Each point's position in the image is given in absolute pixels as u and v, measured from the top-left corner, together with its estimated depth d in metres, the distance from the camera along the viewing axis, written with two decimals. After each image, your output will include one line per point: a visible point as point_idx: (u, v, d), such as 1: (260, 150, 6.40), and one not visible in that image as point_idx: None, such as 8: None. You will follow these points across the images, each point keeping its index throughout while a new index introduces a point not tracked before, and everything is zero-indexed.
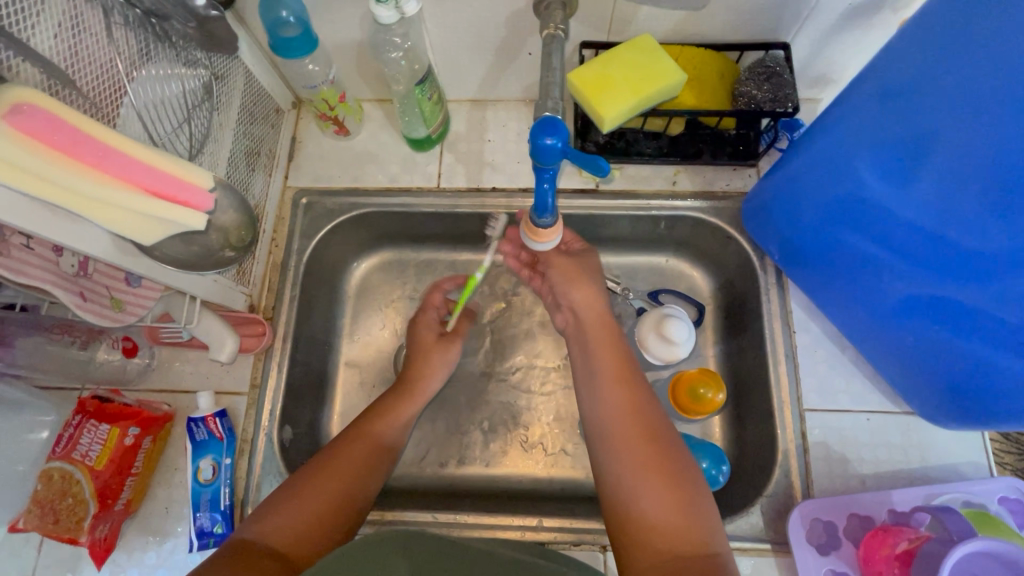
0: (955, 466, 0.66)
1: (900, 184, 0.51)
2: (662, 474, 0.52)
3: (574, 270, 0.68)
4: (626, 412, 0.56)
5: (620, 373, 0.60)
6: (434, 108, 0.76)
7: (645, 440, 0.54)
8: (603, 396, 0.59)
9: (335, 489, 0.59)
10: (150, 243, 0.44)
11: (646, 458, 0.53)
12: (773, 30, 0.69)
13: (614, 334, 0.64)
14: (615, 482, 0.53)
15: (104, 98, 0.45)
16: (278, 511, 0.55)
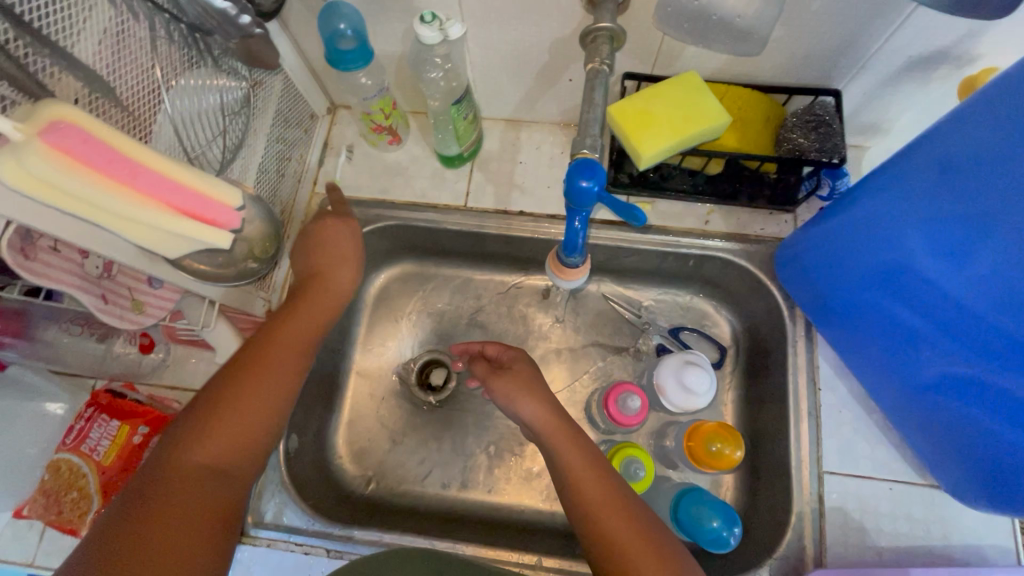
0: (978, 548, 0.63)
1: (956, 264, 0.48)
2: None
3: (517, 385, 0.62)
4: (617, 517, 0.52)
5: (597, 473, 0.55)
6: (469, 127, 0.75)
7: (645, 547, 0.50)
8: (587, 504, 0.53)
9: (267, 388, 0.53)
10: (172, 256, 0.43)
11: (652, 570, 0.49)
12: (826, 77, 0.67)
13: (575, 432, 0.58)
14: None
15: (141, 106, 0.44)
16: (215, 434, 0.49)
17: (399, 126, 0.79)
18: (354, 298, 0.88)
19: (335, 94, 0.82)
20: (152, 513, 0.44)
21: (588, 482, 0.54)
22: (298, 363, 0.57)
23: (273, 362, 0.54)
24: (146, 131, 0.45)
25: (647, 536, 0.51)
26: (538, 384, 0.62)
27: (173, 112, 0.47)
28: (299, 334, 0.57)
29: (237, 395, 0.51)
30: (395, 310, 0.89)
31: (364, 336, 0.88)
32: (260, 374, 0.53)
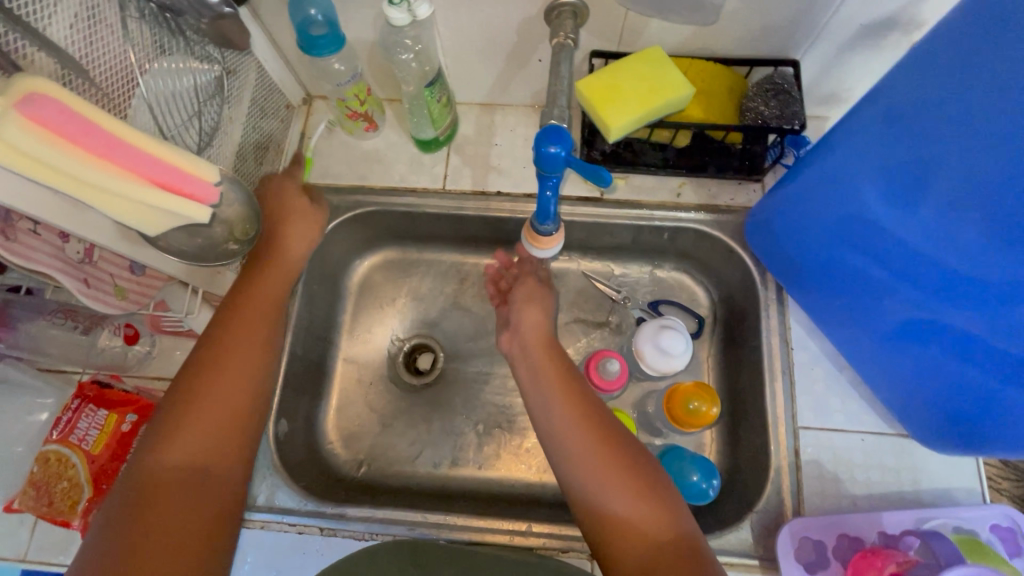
0: (947, 491, 0.66)
1: (904, 208, 0.50)
2: (633, 496, 0.51)
3: (530, 294, 0.73)
4: (587, 436, 0.55)
5: (572, 396, 0.59)
6: (443, 110, 0.77)
7: (611, 462, 0.53)
8: (560, 425, 0.57)
9: (231, 387, 0.55)
10: (154, 232, 0.44)
11: (615, 481, 0.52)
12: (783, 48, 0.69)
13: (562, 361, 0.63)
14: (587, 508, 0.52)
15: (116, 89, 0.45)
16: (178, 437, 0.52)
17: (375, 113, 0.80)
18: (339, 286, 0.89)
19: (310, 85, 0.83)
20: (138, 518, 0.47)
21: (564, 405, 0.58)
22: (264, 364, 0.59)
23: (233, 362, 0.57)
24: (121, 112, 0.46)
25: (618, 451, 0.54)
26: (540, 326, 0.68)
27: (147, 93, 0.48)
28: (257, 326, 0.60)
29: (196, 395, 0.54)
30: (379, 297, 0.90)
31: (350, 323, 0.89)
32: (222, 385, 0.55)
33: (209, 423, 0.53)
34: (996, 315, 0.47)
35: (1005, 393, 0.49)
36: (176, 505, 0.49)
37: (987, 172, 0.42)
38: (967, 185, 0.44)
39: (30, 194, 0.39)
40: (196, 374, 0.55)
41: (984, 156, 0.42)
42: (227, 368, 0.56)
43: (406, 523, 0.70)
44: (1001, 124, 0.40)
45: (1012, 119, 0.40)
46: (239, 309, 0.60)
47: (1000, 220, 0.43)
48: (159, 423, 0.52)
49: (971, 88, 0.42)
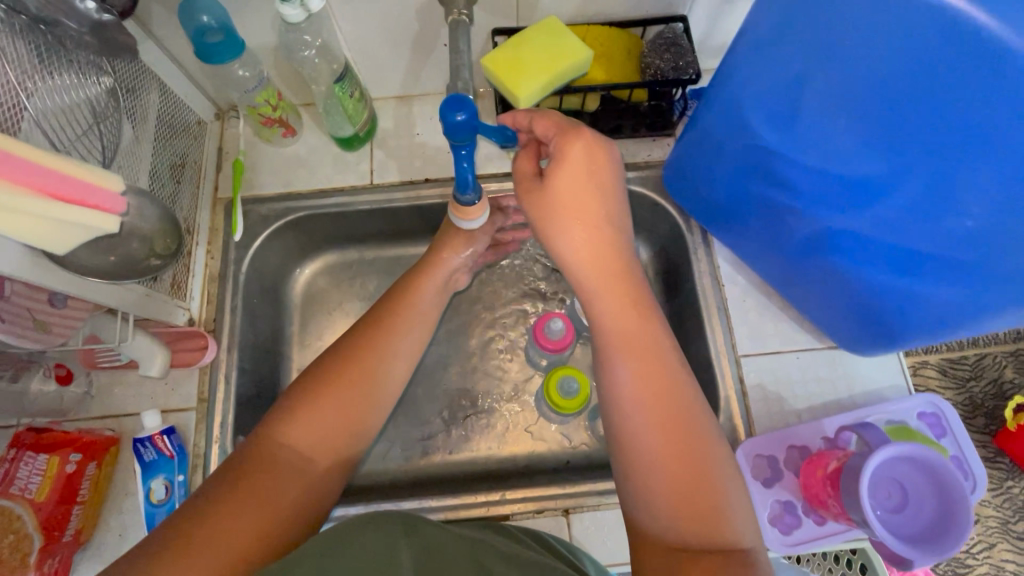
0: (879, 391, 0.72)
1: (786, 130, 0.54)
2: (675, 445, 0.46)
3: (575, 183, 0.51)
4: (645, 368, 0.49)
5: (630, 316, 0.51)
6: (358, 105, 0.77)
7: (657, 400, 0.48)
8: (611, 345, 0.50)
9: (344, 416, 0.55)
10: (65, 251, 0.44)
11: (655, 420, 0.47)
12: (670, 5, 0.74)
13: (618, 268, 0.52)
14: (620, 440, 0.49)
15: (5, 108, 0.45)
16: (295, 424, 0.53)
17: (290, 118, 0.80)
18: (282, 298, 0.87)
19: (219, 99, 0.82)
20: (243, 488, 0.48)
21: (619, 323, 0.51)
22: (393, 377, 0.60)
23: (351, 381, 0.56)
24: (15, 129, 0.46)
25: (669, 390, 0.48)
26: (590, 200, 0.51)
27: (36, 112, 0.47)
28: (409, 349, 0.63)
29: (322, 389, 0.55)
30: (325, 303, 0.90)
31: (300, 332, 0.88)
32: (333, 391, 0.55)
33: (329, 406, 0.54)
34: (907, 218, 0.50)
35: (918, 281, 0.54)
36: (269, 496, 0.48)
37: (878, 70, 0.45)
38: (847, 94, 0.48)
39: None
40: (346, 357, 0.58)
41: (852, 64, 0.46)
42: (358, 379, 0.57)
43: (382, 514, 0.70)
44: (883, 29, 0.43)
45: (880, 29, 0.43)
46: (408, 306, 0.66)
47: (936, 118, 0.44)
48: (291, 411, 0.53)
49: (814, 9, 0.46)
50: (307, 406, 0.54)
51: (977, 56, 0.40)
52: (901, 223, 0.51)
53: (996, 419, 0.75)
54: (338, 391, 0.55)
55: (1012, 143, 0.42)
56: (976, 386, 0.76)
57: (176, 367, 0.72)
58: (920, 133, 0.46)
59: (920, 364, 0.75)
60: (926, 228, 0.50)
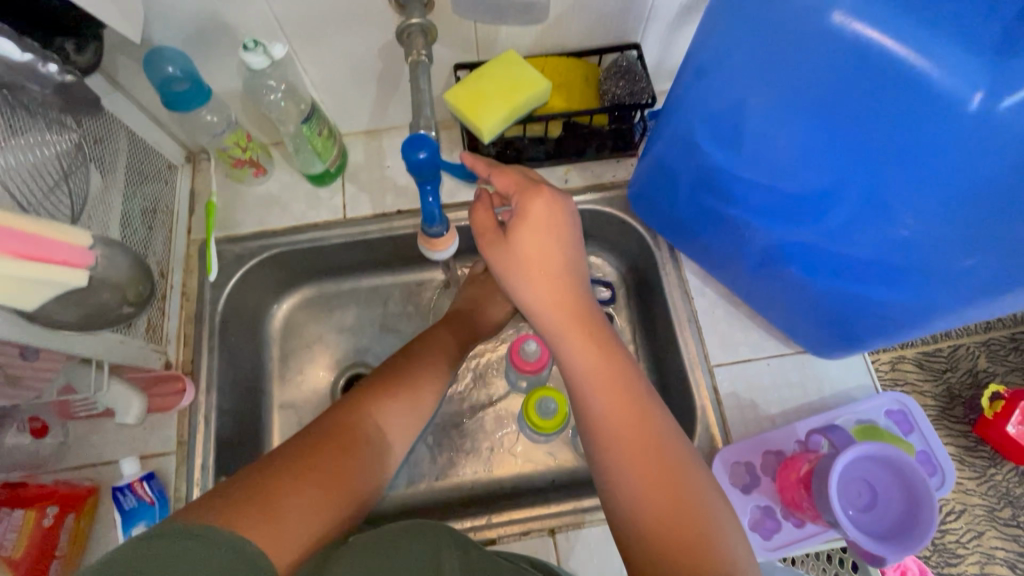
0: (848, 392, 0.74)
1: (735, 150, 0.57)
2: (657, 477, 0.47)
3: (540, 242, 0.54)
4: (619, 407, 0.50)
5: (598, 356, 0.52)
6: (327, 143, 0.79)
7: (631, 432, 0.49)
8: (584, 386, 0.52)
9: (420, 403, 0.61)
10: (30, 308, 0.44)
11: (633, 456, 0.48)
12: (622, 34, 0.77)
13: (583, 311, 0.53)
14: (603, 476, 0.50)
15: None
16: (385, 402, 0.57)
17: (261, 157, 0.81)
18: (261, 334, 0.88)
19: (189, 142, 0.84)
20: (333, 458, 0.49)
21: (590, 365, 0.52)
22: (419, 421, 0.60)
23: (425, 380, 0.63)
24: None
25: (641, 427, 0.49)
26: (550, 253, 0.54)
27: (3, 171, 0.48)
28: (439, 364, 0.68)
29: (402, 381, 0.61)
30: (305, 336, 0.90)
31: (280, 368, 0.88)
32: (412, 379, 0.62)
33: (395, 406, 0.58)
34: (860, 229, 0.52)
35: (880, 291, 0.57)
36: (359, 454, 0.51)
37: (816, 96, 0.47)
38: (784, 114, 0.50)
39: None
40: (396, 374, 0.62)
41: (785, 89, 0.49)
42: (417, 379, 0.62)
43: None
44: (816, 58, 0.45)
45: (813, 59, 0.46)
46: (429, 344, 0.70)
47: (870, 136, 0.47)
48: (370, 390, 0.58)
49: (744, 40, 0.49)
50: (382, 402, 0.57)
51: (892, 79, 0.43)
52: (855, 236, 0.53)
53: (974, 409, 0.78)
54: (401, 397, 0.59)
55: (944, 159, 0.44)
56: (952, 377, 0.80)
57: (154, 411, 0.72)
58: (859, 158, 0.48)
59: (897, 359, 0.79)
60: (872, 237, 0.52)
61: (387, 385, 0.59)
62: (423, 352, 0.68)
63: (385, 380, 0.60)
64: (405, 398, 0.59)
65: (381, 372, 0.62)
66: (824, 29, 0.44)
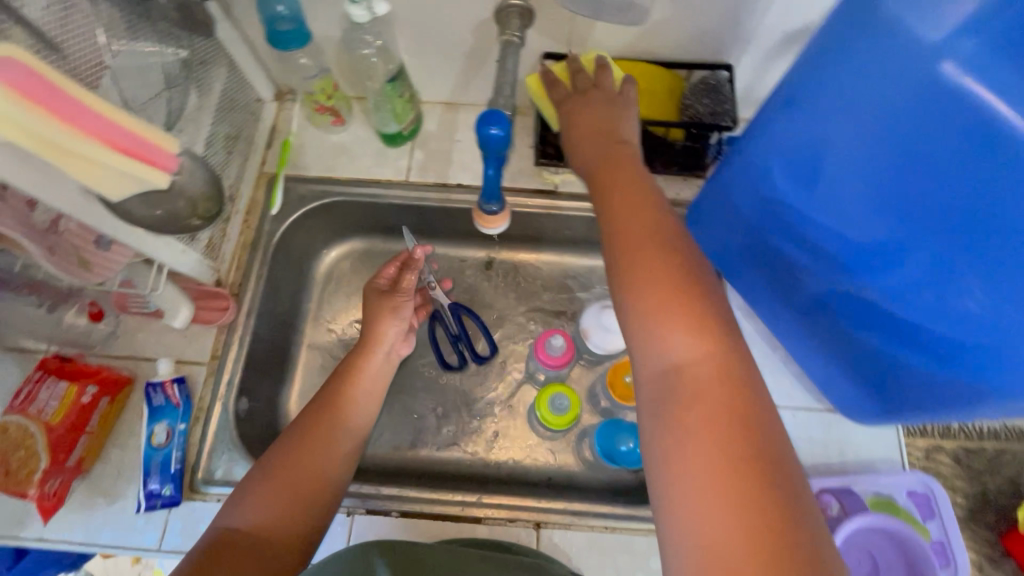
0: (871, 462, 0.71)
1: (805, 188, 0.55)
2: (731, 427, 0.37)
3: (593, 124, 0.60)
4: (692, 325, 0.43)
5: (669, 274, 0.46)
6: (406, 106, 0.82)
7: (708, 376, 0.40)
8: (645, 309, 0.44)
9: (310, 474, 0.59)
10: (118, 198, 0.48)
11: (704, 393, 0.39)
12: (717, 53, 0.76)
13: (663, 239, 0.48)
14: (665, 425, 0.39)
15: (88, 69, 0.49)
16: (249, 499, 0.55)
17: (342, 109, 0.85)
18: (306, 274, 0.92)
19: (280, 81, 0.88)
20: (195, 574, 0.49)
21: (653, 281, 0.45)
22: (327, 485, 0.59)
23: (314, 442, 0.61)
24: (94, 84, 0.50)
25: (718, 370, 0.40)
26: (626, 164, 0.56)
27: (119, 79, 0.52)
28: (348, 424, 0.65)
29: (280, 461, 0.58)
30: (345, 285, 0.93)
31: (316, 310, 0.92)
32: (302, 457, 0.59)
33: (274, 496, 0.56)
34: (917, 289, 0.51)
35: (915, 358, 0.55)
36: None
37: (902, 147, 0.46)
38: (865, 161, 0.49)
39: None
40: (276, 461, 0.59)
41: (873, 134, 0.47)
42: (308, 450, 0.60)
43: (358, 494, 0.72)
44: (913, 107, 0.44)
45: (908, 109, 0.44)
46: (325, 411, 0.65)
47: (942, 195, 0.45)
48: (245, 489, 0.57)
49: (844, 80, 0.47)
50: (240, 504, 0.55)
51: (986, 144, 0.41)
52: (908, 296, 0.52)
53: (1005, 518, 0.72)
54: (270, 480, 0.57)
55: (999, 228, 0.43)
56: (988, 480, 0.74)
57: (197, 323, 0.76)
58: (931, 215, 0.47)
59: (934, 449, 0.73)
60: (931, 300, 0.50)
61: (270, 471, 0.58)
62: (325, 406, 0.65)
63: (268, 465, 0.58)
64: (275, 493, 0.56)
65: (267, 458, 0.59)
66: (927, 78, 0.42)
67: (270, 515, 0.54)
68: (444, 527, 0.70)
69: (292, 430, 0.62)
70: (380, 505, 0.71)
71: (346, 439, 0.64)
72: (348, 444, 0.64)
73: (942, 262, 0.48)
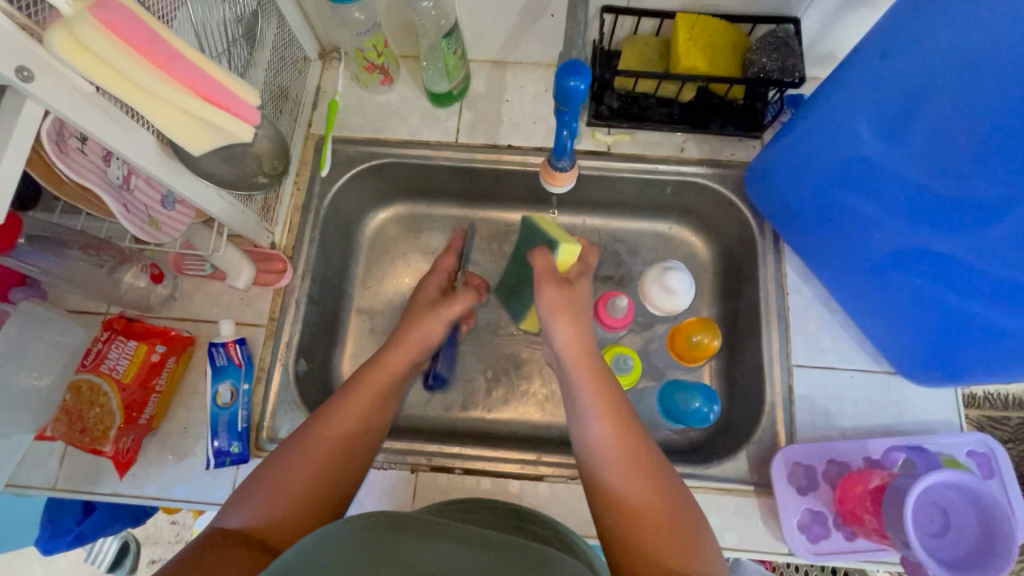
0: (929, 424, 0.71)
1: (895, 138, 0.55)
2: (666, 527, 0.49)
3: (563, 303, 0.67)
4: (652, 510, 0.50)
5: (613, 412, 0.58)
6: (458, 63, 0.79)
7: (625, 451, 0.55)
8: (609, 467, 0.54)
9: (324, 469, 0.55)
10: (198, 152, 0.48)
11: (635, 482, 0.53)
12: (785, 5, 0.73)
13: (606, 374, 0.61)
14: (620, 524, 0.50)
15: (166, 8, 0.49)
16: (252, 497, 0.52)
17: (390, 67, 0.83)
18: (353, 238, 0.91)
19: (324, 39, 0.86)
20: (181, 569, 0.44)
21: (610, 441, 0.56)
22: (347, 484, 0.56)
23: (330, 435, 0.57)
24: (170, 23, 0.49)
25: (637, 454, 0.55)
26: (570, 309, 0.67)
27: (190, 9, 0.52)
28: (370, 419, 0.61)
29: (291, 457, 0.55)
30: (391, 249, 0.93)
31: (363, 274, 0.92)
32: (317, 449, 0.56)
33: (276, 492, 0.52)
34: (1004, 248, 0.50)
35: (990, 313, 0.54)
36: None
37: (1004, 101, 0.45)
38: (964, 115, 0.48)
39: (78, 105, 0.43)
40: (287, 457, 0.55)
41: (977, 86, 0.46)
42: (328, 442, 0.57)
43: (420, 453, 0.74)
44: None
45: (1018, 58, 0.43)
46: (332, 421, 0.59)
47: None
48: (254, 482, 0.53)
49: (954, 27, 0.46)
50: (243, 503, 0.52)
51: None
52: (999, 254, 0.50)
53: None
54: (268, 487, 0.53)
55: None
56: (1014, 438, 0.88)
57: (256, 285, 0.77)
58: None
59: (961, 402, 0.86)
60: (1014, 257, 0.49)
61: (279, 468, 0.54)
62: (345, 397, 0.62)
63: (278, 460, 0.55)
64: (282, 490, 0.52)
65: (280, 453, 0.56)
66: None
67: (271, 513, 0.51)
68: (509, 482, 0.72)
69: (306, 424, 0.59)
70: (444, 462, 0.73)
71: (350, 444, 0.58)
72: (353, 453, 0.58)
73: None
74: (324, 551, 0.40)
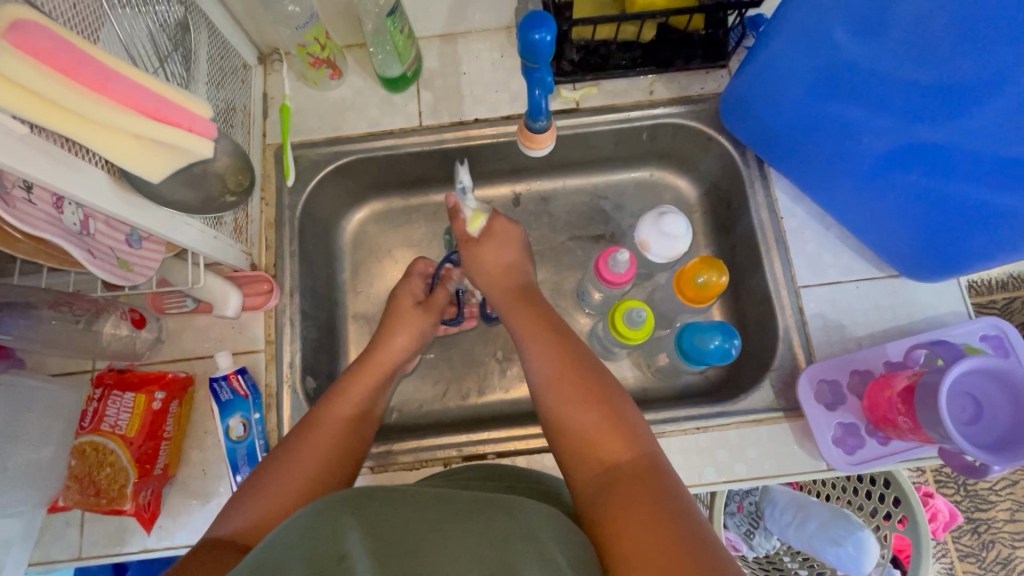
0: (940, 318, 0.72)
1: (874, 40, 0.53)
2: (601, 422, 0.50)
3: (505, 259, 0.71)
4: (588, 408, 0.52)
5: (538, 326, 0.61)
6: (407, 43, 0.76)
7: (556, 356, 0.57)
8: (544, 380, 0.56)
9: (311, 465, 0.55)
10: (157, 178, 0.44)
11: (566, 385, 0.54)
12: None
13: (546, 320, 0.62)
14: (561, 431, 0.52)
15: (85, 23, 0.44)
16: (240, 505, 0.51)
17: (337, 59, 0.79)
18: (333, 245, 0.88)
19: (261, 43, 0.81)
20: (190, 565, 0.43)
21: (545, 358, 0.57)
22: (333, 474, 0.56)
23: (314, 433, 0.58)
24: (94, 37, 0.45)
25: (569, 359, 0.56)
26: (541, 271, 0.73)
27: (114, 23, 0.48)
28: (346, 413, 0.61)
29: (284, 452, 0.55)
30: (373, 248, 0.90)
31: (351, 279, 0.89)
32: (302, 449, 0.56)
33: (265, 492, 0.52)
34: (1001, 124, 0.49)
35: (984, 193, 0.55)
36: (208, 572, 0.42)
37: None
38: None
39: (10, 148, 0.39)
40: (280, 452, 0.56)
41: None
42: (317, 440, 0.57)
43: (447, 445, 0.72)
44: None
45: None
46: (314, 426, 0.58)
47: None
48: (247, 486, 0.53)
49: None
50: (236, 509, 0.50)
51: None
52: (991, 128, 0.50)
53: None
54: (258, 494, 0.51)
55: None
56: None
57: (245, 310, 0.73)
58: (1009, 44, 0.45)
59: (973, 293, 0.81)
60: (986, 119, 0.50)
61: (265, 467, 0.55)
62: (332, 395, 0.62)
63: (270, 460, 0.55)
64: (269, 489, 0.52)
65: (278, 453, 0.56)
66: None
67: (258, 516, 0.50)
68: (544, 455, 0.71)
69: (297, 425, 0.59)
70: (475, 449, 0.72)
71: (335, 451, 0.57)
72: (342, 455, 0.58)
73: (1000, 74, 0.47)
74: (289, 532, 0.38)
